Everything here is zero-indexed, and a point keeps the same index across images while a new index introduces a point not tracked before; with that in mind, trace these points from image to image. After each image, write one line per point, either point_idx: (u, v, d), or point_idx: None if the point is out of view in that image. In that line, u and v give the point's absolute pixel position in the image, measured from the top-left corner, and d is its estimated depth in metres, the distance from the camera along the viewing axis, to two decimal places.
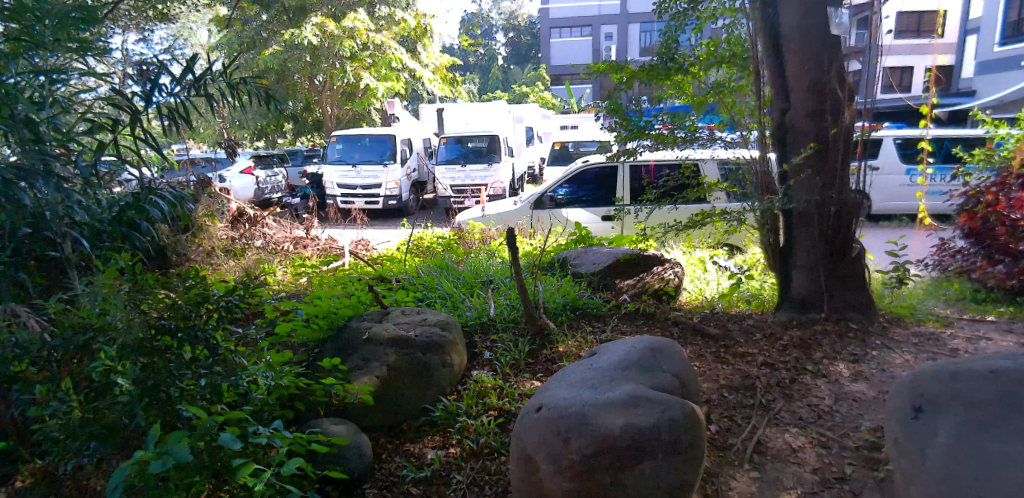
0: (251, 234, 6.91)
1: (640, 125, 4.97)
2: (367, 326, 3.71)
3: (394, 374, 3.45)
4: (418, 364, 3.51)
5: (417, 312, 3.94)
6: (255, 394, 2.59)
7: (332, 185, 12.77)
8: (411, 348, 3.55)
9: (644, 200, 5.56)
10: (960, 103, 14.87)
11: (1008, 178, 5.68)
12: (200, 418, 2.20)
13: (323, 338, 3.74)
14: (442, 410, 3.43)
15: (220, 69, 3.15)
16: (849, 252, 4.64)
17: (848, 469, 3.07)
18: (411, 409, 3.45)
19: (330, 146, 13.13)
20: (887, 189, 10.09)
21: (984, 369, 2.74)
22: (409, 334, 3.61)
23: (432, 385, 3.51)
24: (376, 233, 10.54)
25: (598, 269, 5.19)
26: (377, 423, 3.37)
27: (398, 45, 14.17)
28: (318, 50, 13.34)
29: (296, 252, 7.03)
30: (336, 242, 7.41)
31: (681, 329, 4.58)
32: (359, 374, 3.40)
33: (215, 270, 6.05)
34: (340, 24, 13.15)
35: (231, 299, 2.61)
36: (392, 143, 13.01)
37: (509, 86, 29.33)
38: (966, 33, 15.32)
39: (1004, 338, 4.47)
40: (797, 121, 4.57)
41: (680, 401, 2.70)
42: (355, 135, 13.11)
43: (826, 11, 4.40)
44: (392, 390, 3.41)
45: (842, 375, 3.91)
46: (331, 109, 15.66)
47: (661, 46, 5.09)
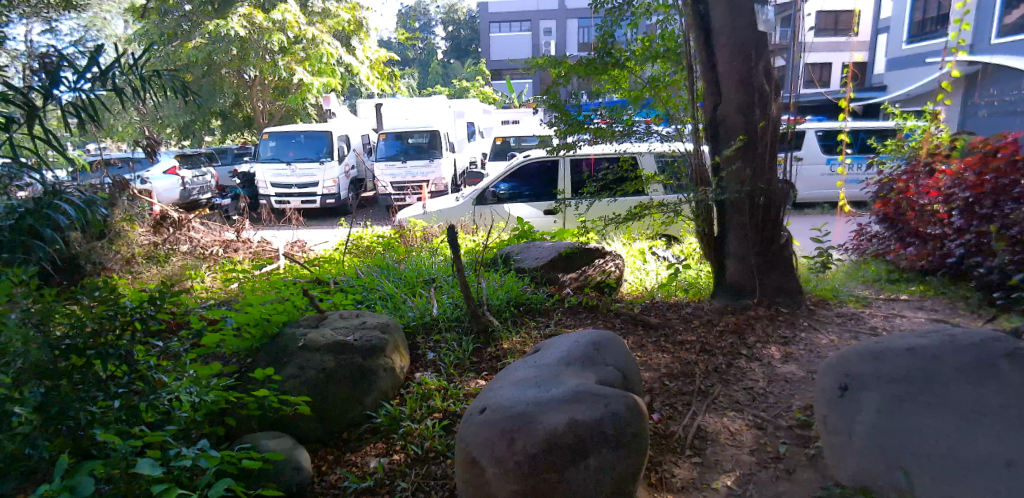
0: (176, 239, 6.61)
1: (579, 119, 5.07)
2: (302, 332, 3.61)
3: (331, 381, 3.37)
4: (359, 369, 3.44)
5: (356, 315, 3.87)
6: (177, 413, 2.55)
7: (266, 184, 12.37)
8: (351, 354, 3.49)
9: (584, 194, 5.61)
10: (875, 98, 15.70)
11: (916, 166, 5.99)
12: (115, 443, 2.18)
13: (255, 346, 3.61)
14: (384, 416, 3.38)
15: (131, 61, 3.00)
16: (778, 240, 4.86)
17: (782, 447, 3.21)
18: (352, 417, 3.38)
19: (262, 143, 12.69)
20: (810, 179, 10.52)
21: (902, 346, 2.88)
22: (347, 339, 3.55)
23: (373, 392, 3.45)
24: (312, 233, 10.29)
25: (540, 264, 5.21)
26: (316, 434, 3.30)
27: (332, 39, 13.88)
28: (246, 42, 12.84)
29: (227, 257, 6.76)
30: (270, 244, 7.17)
31: (622, 319, 4.69)
32: (293, 385, 3.33)
33: (134, 279, 5.83)
34: (268, 16, 12.68)
35: (147, 310, 2.58)
36: (328, 139, 12.73)
37: (449, 81, 29.27)
38: (878, 32, 16.13)
39: (916, 315, 4.75)
40: (727, 115, 4.73)
41: (623, 393, 2.77)
42: (288, 131, 12.72)
43: (753, 8, 4.58)
44: (330, 396, 3.34)
45: (774, 358, 4.07)
46: (262, 105, 15.18)
47: (597, 41, 5.16)
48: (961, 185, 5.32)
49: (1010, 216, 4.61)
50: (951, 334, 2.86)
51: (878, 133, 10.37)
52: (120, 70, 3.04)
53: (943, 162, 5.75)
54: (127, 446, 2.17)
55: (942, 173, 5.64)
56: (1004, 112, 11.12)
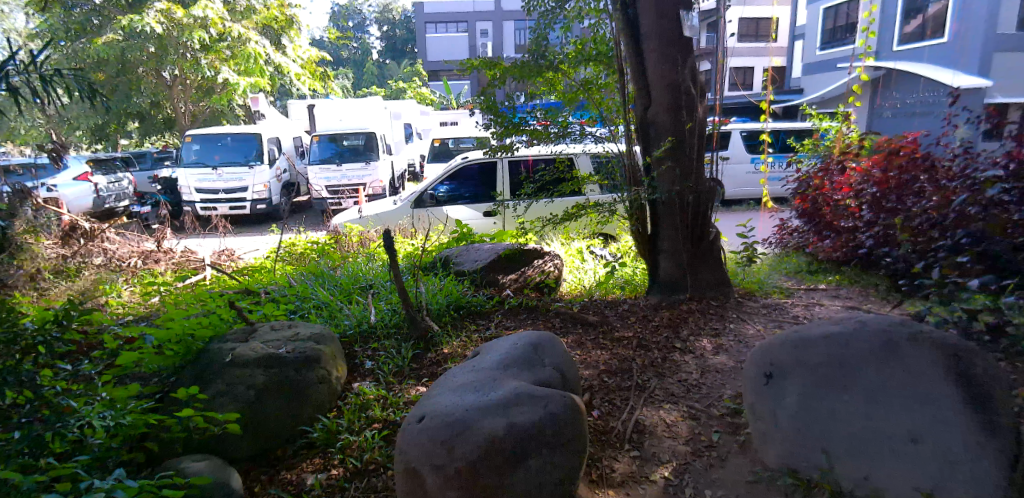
0: (88, 251, 6.32)
1: (515, 121, 5.11)
2: (230, 347, 3.54)
3: (264, 396, 3.32)
4: (293, 382, 3.41)
5: (288, 326, 3.83)
6: (89, 440, 2.52)
7: (190, 190, 11.90)
8: (282, 367, 3.44)
9: (522, 195, 5.67)
10: (794, 99, 16.45)
11: (830, 164, 6.35)
12: (17, 480, 2.09)
13: (178, 364, 3.51)
14: (321, 430, 3.35)
15: (31, 60, 2.88)
16: (707, 237, 5.08)
17: (714, 436, 3.36)
18: (288, 432, 3.34)
19: (186, 146, 12.28)
20: (735, 177, 10.96)
21: (820, 333, 3.02)
22: (278, 352, 3.50)
23: (310, 405, 3.42)
24: (241, 240, 10.05)
25: (479, 267, 5.24)
26: (248, 453, 3.24)
27: (260, 37, 13.47)
28: (165, 39, 12.33)
29: (146, 268, 6.42)
30: (194, 253, 6.92)
31: (562, 319, 4.79)
32: (223, 402, 3.25)
33: (42, 295, 5.54)
34: (189, 12, 12.18)
35: (51, 332, 2.55)
36: (257, 142, 12.42)
37: (385, 82, 28.94)
38: (796, 38, 16.98)
39: (833, 303, 5.05)
40: (657, 117, 4.90)
41: (560, 393, 2.85)
42: (214, 134, 12.37)
43: (678, 14, 4.77)
44: (263, 410, 3.29)
45: (706, 350, 4.25)
46: (185, 106, 14.60)
47: (532, 43, 5.23)
48: (868, 181, 5.69)
49: (912, 209, 4.95)
50: (861, 319, 3.02)
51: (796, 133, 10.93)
52: (18, 70, 2.91)
53: (854, 160, 6.13)
54: (32, 481, 2.08)
55: (853, 170, 6.01)
56: (904, 113, 11.89)
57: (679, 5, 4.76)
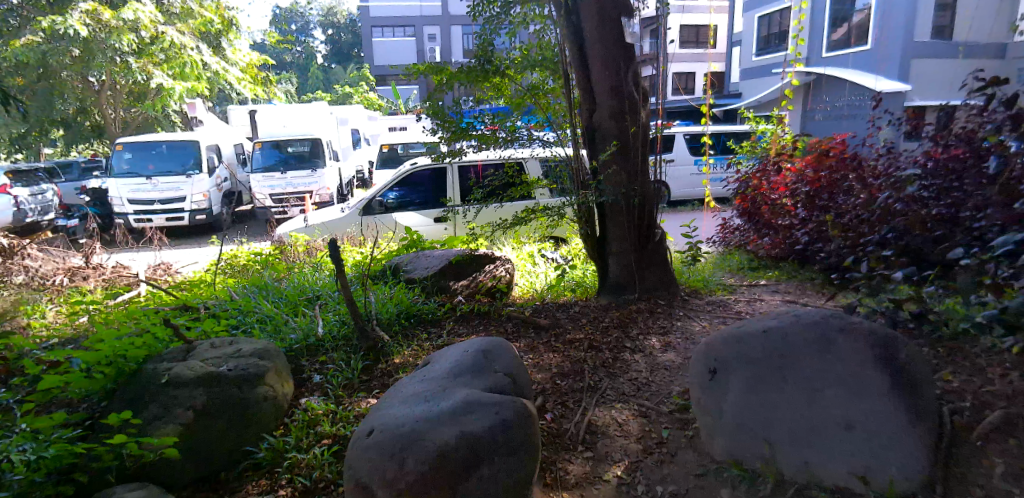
0: (7, 269, 6.03)
1: (462, 126, 5.16)
2: (166, 367, 3.43)
3: (204, 416, 3.24)
4: (235, 401, 3.33)
5: (229, 343, 3.74)
6: (9, 475, 2.62)
7: (122, 201, 11.48)
8: (223, 385, 3.36)
9: (471, 201, 5.67)
10: (733, 103, 16.95)
11: (767, 165, 6.60)
12: None
13: (110, 387, 3.38)
14: (267, 449, 3.28)
15: None
16: (653, 238, 5.20)
17: (664, 432, 3.40)
18: (231, 454, 3.25)
19: (116, 155, 11.85)
20: (679, 178, 11.23)
21: (759, 327, 3.12)
22: (219, 369, 3.42)
23: (254, 424, 3.34)
24: (177, 254, 9.73)
25: (430, 274, 5.23)
26: (191, 477, 3.14)
27: (195, 41, 13.08)
28: (90, 43, 11.71)
29: (73, 286, 6.15)
30: (125, 269, 6.65)
31: (514, 323, 4.83)
32: (159, 426, 3.13)
33: None
34: (117, 14, 11.69)
35: None
36: (195, 150, 12.06)
37: (331, 86, 28.55)
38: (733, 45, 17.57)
39: (773, 297, 5.24)
40: (601, 121, 4.99)
41: (510, 399, 2.88)
42: (147, 142, 11.94)
43: (620, 21, 4.87)
44: (204, 428, 3.21)
45: (655, 348, 4.35)
46: (114, 112, 14.01)
47: (477, 48, 5.19)
48: (802, 181, 5.94)
49: (843, 206, 5.19)
50: (797, 312, 3.13)
51: (735, 135, 11.30)
52: None
53: (788, 161, 6.39)
54: None
55: (788, 171, 6.27)
56: (832, 117, 12.35)
57: (620, 12, 4.86)
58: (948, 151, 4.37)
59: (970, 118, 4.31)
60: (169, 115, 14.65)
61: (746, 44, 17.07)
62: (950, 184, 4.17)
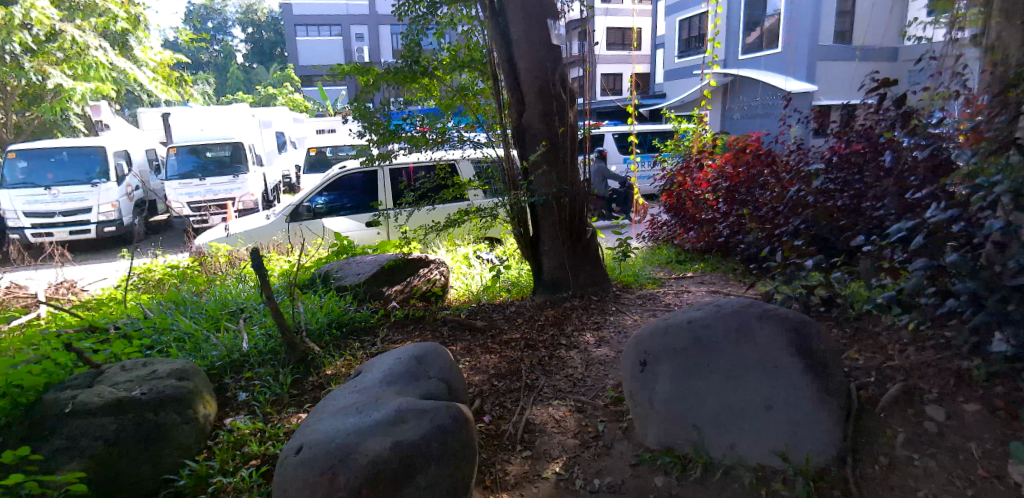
0: None
1: (390, 129, 5.04)
2: (70, 396, 3.25)
3: (115, 445, 3.08)
4: (151, 427, 3.18)
5: (143, 364, 3.56)
6: None
7: (18, 214, 10.70)
8: (138, 410, 3.20)
9: (403, 204, 5.56)
10: (658, 102, 17.40)
11: (690, 162, 6.84)
12: None
13: (5, 420, 3.16)
14: (188, 476, 3.11)
15: None
16: (585, 235, 5.29)
17: (601, 425, 3.42)
18: (147, 484, 3.10)
19: (10, 164, 11.05)
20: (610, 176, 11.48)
21: (685, 319, 3.21)
22: (132, 393, 3.25)
23: (173, 450, 3.19)
24: (86, 270, 9.15)
25: (362, 280, 5.11)
26: None
27: (99, 39, 12.26)
28: None
29: None
30: (23, 289, 6.21)
31: (450, 327, 4.79)
32: (64, 463, 3.00)
33: None
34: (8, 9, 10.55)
35: None
36: (101, 157, 11.44)
37: (253, 87, 27.61)
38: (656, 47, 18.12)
39: (698, 288, 5.42)
40: (531, 122, 5.02)
41: (444, 404, 2.87)
42: (47, 149, 11.23)
43: (545, 23, 4.91)
44: (114, 459, 3.06)
45: (590, 343, 4.41)
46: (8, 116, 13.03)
47: (404, 49, 5.12)
48: (722, 177, 6.20)
49: (759, 200, 5.42)
50: (717, 303, 3.25)
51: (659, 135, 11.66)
52: None
53: (710, 159, 6.67)
54: None
55: (710, 167, 6.54)
56: (750, 115, 12.81)
57: (545, 14, 4.91)
58: (850, 146, 4.64)
59: (868, 116, 4.57)
60: (69, 120, 13.72)
61: (668, 46, 17.65)
62: (853, 177, 4.46)
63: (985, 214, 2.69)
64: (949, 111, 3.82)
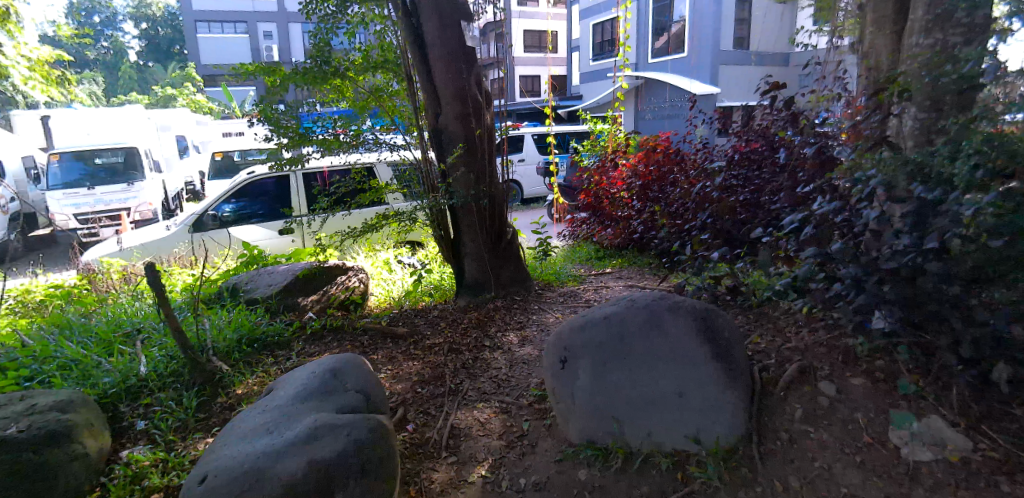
0: None
1: (301, 132, 4.86)
2: None
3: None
4: (35, 465, 2.91)
5: (19, 399, 3.26)
6: None
7: None
8: (16, 447, 2.91)
9: (317, 210, 5.37)
10: (574, 103, 17.75)
11: (606, 161, 6.99)
12: None
13: None
14: None
15: None
16: (506, 236, 5.32)
17: (526, 425, 3.43)
18: None
19: None
20: (530, 176, 11.61)
21: (602, 315, 3.28)
22: (7, 430, 2.95)
23: (59, 489, 2.95)
24: None
25: (274, 292, 4.94)
26: None
27: None
28: None
29: None
30: None
31: (370, 336, 4.68)
32: None
33: None
34: None
35: None
36: None
37: (149, 87, 26.07)
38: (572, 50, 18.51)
39: (617, 283, 5.55)
40: (447, 124, 4.97)
41: (363, 417, 2.84)
42: None
43: (460, 24, 4.88)
44: None
45: (513, 343, 4.44)
46: None
47: (312, 48, 4.88)
48: (636, 175, 6.38)
49: (670, 197, 5.63)
50: (631, 297, 3.34)
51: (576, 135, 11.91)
52: None
53: (625, 157, 6.84)
54: None
55: (624, 166, 6.74)
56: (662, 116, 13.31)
57: (459, 15, 4.87)
58: (749, 145, 4.91)
59: (764, 116, 4.81)
60: None
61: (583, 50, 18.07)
62: (754, 173, 4.73)
63: (863, 204, 2.91)
64: (833, 111, 4.10)
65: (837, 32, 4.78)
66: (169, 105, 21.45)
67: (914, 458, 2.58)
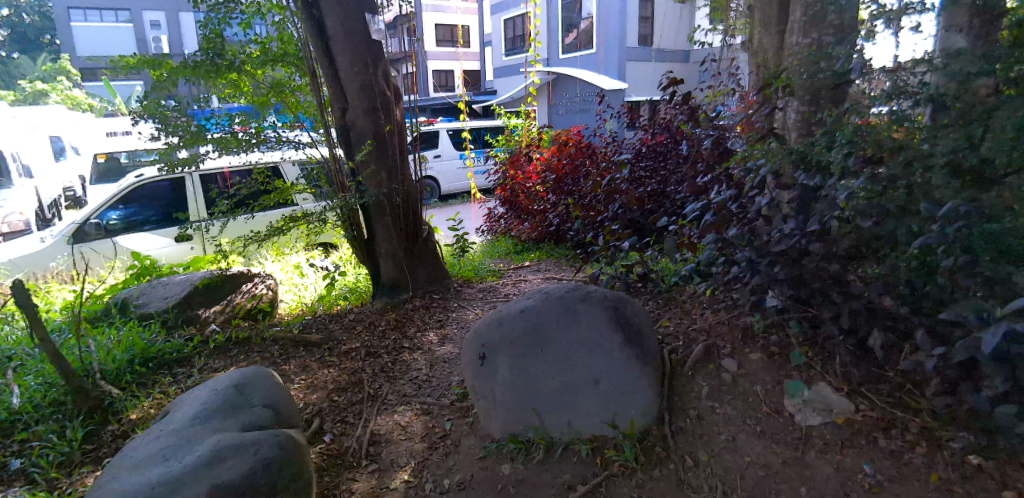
0: None
1: (194, 129, 4.54)
2: None
3: None
4: None
5: None
6: None
7: None
8: None
9: (216, 214, 5.10)
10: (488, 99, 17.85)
11: (520, 154, 7.08)
12: None
13: None
14: None
15: None
16: (421, 234, 5.35)
17: (448, 424, 3.46)
18: None
19: None
20: (447, 173, 11.61)
21: (517, 309, 3.38)
22: None
23: None
24: None
25: (170, 305, 4.65)
26: None
27: None
28: None
29: None
30: None
31: (281, 345, 4.57)
32: None
33: None
34: None
35: None
36: None
37: (14, 81, 23.76)
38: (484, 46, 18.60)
39: (535, 276, 5.66)
40: (356, 120, 4.89)
41: (270, 434, 2.83)
42: None
43: (365, 17, 4.84)
44: None
45: (433, 343, 4.46)
46: None
47: (203, 40, 4.65)
48: (549, 169, 6.53)
49: (583, 190, 5.82)
50: (546, 290, 3.45)
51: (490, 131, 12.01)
52: None
53: (538, 151, 6.99)
54: None
55: (537, 160, 6.87)
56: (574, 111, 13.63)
57: (364, 8, 4.84)
58: (654, 137, 5.16)
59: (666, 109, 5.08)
60: None
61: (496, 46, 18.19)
62: (660, 164, 5.00)
63: (754, 192, 3.15)
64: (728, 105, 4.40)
65: (729, 31, 5.11)
66: (40, 101, 19.67)
67: (806, 423, 2.81)
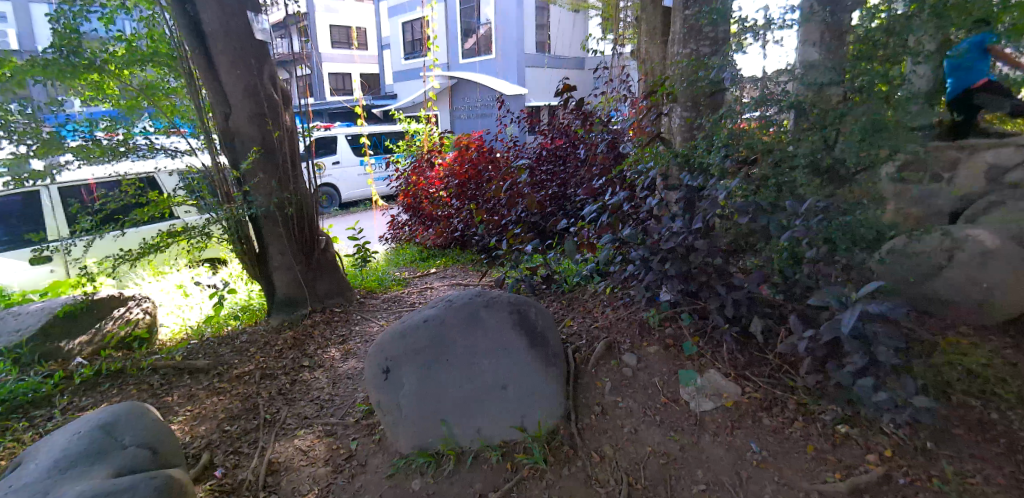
0: None
1: (53, 135, 4.08)
2: None
3: None
4: None
5: None
6: None
7: None
8: None
9: (78, 232, 4.68)
10: (387, 103, 17.60)
11: (422, 159, 7.06)
12: None
13: None
14: None
15: None
16: (318, 245, 5.22)
17: (353, 444, 3.39)
18: None
19: None
20: (348, 180, 11.39)
21: (419, 319, 3.40)
22: None
23: None
24: None
25: (24, 339, 4.20)
26: None
27: None
28: None
29: None
30: None
31: (162, 375, 4.30)
32: None
33: None
34: None
35: None
36: None
37: None
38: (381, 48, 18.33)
39: (441, 283, 5.67)
40: (240, 126, 4.69)
41: (144, 477, 2.66)
42: None
43: (247, 16, 4.60)
44: None
45: (335, 359, 4.37)
46: None
47: (55, 36, 4.13)
48: (452, 174, 6.55)
49: (486, 195, 5.89)
50: (448, 299, 3.51)
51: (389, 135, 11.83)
52: None
53: (440, 156, 7.01)
54: None
55: (440, 165, 6.88)
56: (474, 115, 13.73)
57: (246, 5, 4.59)
58: (554, 142, 5.32)
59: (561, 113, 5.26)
60: None
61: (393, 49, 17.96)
62: (560, 167, 5.17)
63: (646, 194, 3.33)
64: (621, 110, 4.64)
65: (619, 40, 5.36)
66: None
67: (700, 409, 2.99)
